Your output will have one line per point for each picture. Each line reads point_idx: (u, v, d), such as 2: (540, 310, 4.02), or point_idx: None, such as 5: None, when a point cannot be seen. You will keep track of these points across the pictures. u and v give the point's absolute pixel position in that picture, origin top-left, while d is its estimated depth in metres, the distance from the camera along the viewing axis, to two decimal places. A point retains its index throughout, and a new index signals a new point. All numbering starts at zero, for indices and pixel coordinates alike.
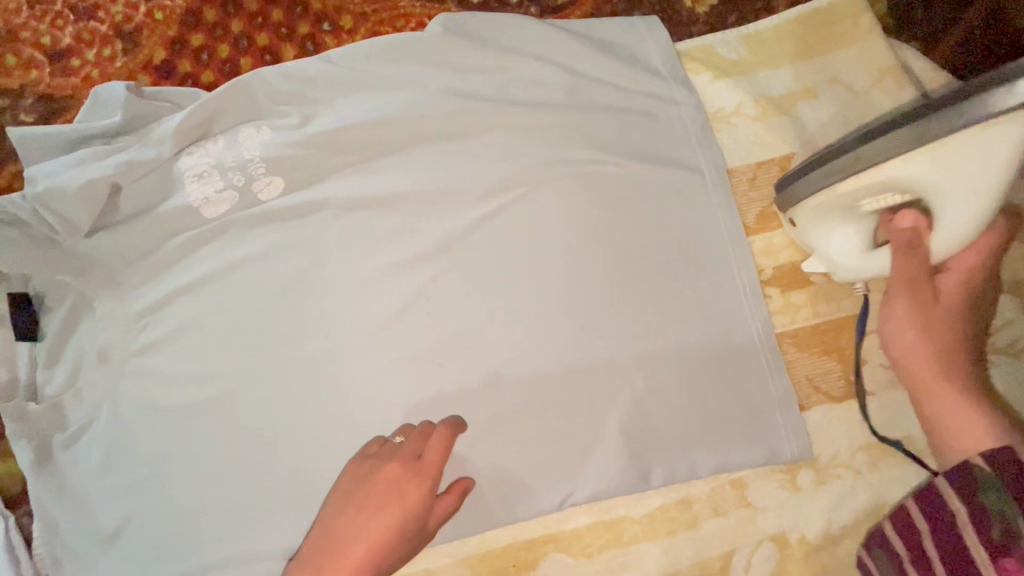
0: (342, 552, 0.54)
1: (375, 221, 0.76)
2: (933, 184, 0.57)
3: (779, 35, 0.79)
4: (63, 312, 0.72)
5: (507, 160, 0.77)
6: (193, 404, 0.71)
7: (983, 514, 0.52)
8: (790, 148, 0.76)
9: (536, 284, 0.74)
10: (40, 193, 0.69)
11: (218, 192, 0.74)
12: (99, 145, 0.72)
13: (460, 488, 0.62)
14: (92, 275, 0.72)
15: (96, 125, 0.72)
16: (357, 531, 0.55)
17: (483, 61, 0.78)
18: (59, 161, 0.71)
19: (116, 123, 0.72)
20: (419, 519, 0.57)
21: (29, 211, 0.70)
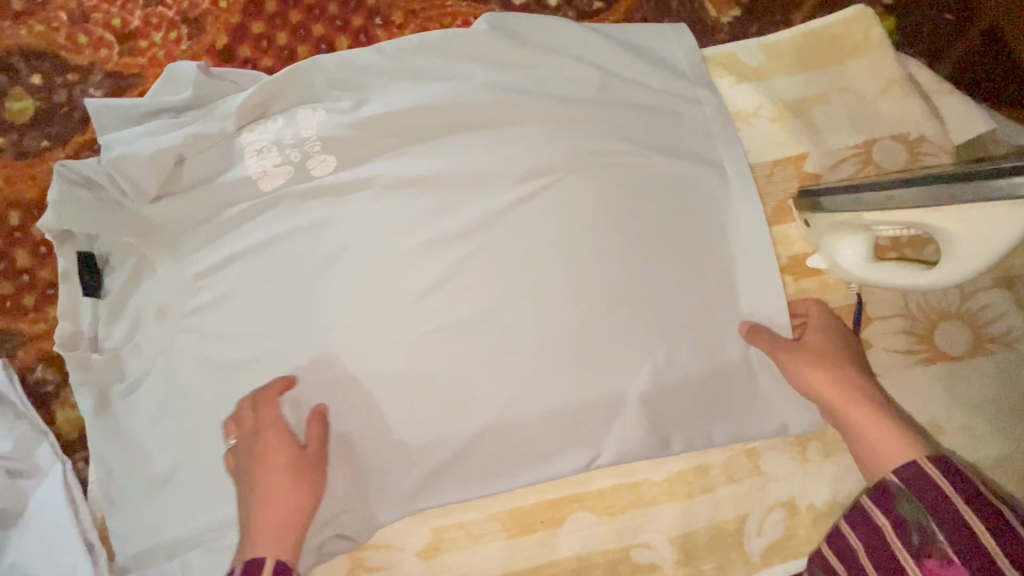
0: (266, 513, 0.66)
1: (416, 201, 0.79)
2: (947, 232, 0.64)
3: (796, 46, 0.85)
4: (124, 272, 0.76)
5: (543, 146, 0.80)
6: (235, 366, 0.74)
7: (903, 522, 0.60)
8: (804, 148, 0.82)
9: (569, 262, 0.78)
10: (117, 161, 0.75)
11: (274, 166, 0.79)
12: (167, 118, 0.78)
13: (318, 417, 0.71)
14: (150, 239, 0.76)
15: (166, 100, 0.78)
16: (269, 495, 0.66)
17: (524, 56, 0.84)
18: (134, 132, 0.77)
19: (186, 99, 0.78)
20: (292, 461, 0.68)
21: (104, 175, 0.76)
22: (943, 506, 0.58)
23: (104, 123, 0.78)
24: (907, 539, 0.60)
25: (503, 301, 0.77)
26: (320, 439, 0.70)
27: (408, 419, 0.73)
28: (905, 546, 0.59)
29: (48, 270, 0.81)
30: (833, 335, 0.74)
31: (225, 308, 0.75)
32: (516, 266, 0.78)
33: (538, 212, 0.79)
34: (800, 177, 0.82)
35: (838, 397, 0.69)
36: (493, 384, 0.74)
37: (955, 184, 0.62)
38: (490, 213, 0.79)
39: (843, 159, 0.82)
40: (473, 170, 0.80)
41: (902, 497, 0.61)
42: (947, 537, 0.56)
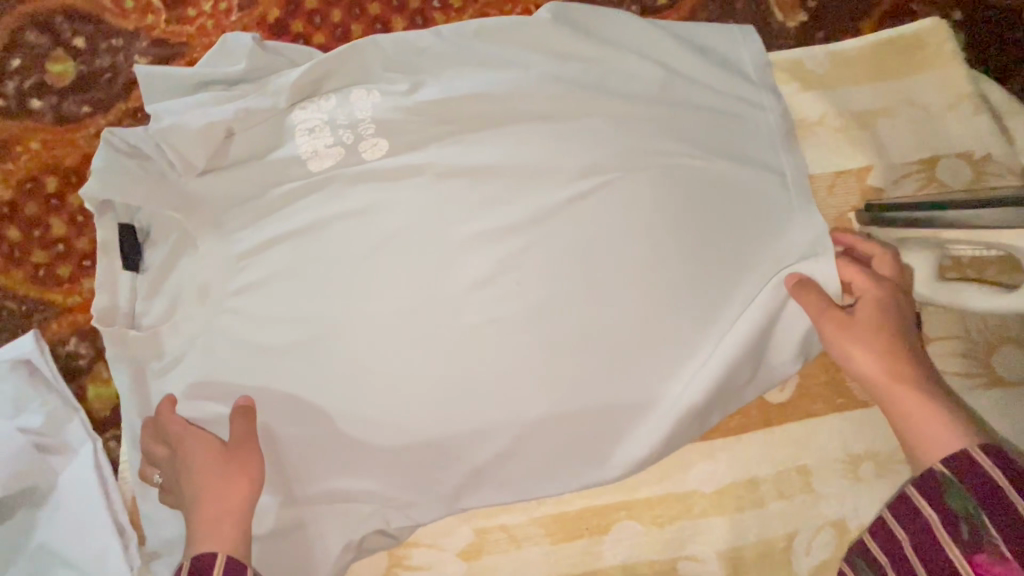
0: (207, 512, 0.63)
1: (470, 189, 0.75)
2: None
3: (864, 56, 0.83)
4: (167, 247, 0.74)
5: (605, 142, 0.78)
6: (275, 353, 0.70)
7: (952, 515, 0.57)
8: (869, 160, 0.81)
9: (623, 264, 0.75)
10: (167, 131, 0.72)
11: (326, 147, 0.76)
12: (219, 91, 0.75)
13: (243, 412, 0.67)
14: (194, 214, 0.73)
15: (219, 72, 0.76)
16: (204, 496, 0.64)
17: (588, 48, 0.81)
18: (185, 102, 0.74)
19: (239, 71, 0.76)
20: (231, 455, 0.66)
21: (152, 146, 0.74)
22: (998, 498, 0.55)
23: (156, 93, 0.76)
24: (957, 535, 0.56)
25: (557, 299, 0.74)
26: (245, 431, 0.66)
27: (455, 416, 0.71)
28: (953, 539, 0.56)
29: (84, 240, 0.79)
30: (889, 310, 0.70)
31: (265, 292, 0.72)
32: (571, 264, 0.75)
33: (594, 209, 0.76)
34: (863, 191, 0.81)
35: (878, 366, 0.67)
36: (543, 385, 0.72)
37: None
38: (547, 207, 0.76)
39: (908, 174, 0.80)
40: (531, 162, 0.77)
41: (951, 489, 0.58)
42: (999, 530, 0.53)
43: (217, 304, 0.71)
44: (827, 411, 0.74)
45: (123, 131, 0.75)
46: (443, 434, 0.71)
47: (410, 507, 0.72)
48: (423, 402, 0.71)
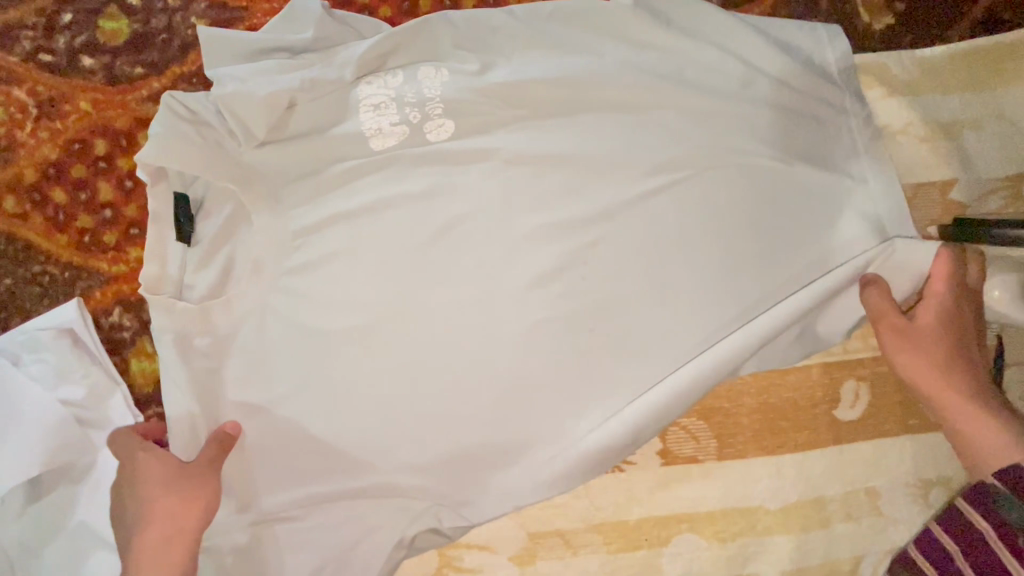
0: (155, 534, 0.64)
1: (539, 177, 0.71)
2: None
3: (952, 63, 0.80)
4: (221, 220, 0.71)
5: (685, 135, 0.73)
6: (330, 339, 0.67)
7: (1006, 526, 0.53)
8: (953, 174, 0.77)
9: (696, 267, 0.70)
10: (230, 99, 0.69)
11: (390, 124, 0.71)
12: (283, 59, 0.72)
13: (218, 440, 0.66)
14: (250, 188, 0.69)
15: (284, 41, 0.73)
16: (155, 518, 0.64)
17: (668, 37, 0.77)
18: (249, 70, 0.71)
19: (305, 41, 0.73)
20: (191, 483, 0.65)
21: (212, 113, 0.71)
22: None
23: (217, 59, 0.73)
24: (1013, 544, 0.52)
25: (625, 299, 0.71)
26: (211, 460, 0.66)
27: (516, 415, 0.68)
28: (1012, 553, 0.52)
29: (132, 208, 0.76)
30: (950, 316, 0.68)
31: (321, 273, 0.68)
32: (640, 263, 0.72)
33: (670, 205, 0.71)
34: (945, 205, 0.77)
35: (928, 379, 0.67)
36: (607, 387, 0.69)
37: None
38: (621, 203, 0.71)
39: (993, 191, 0.77)
40: (605, 152, 0.72)
41: (1000, 497, 0.54)
42: None
43: (271, 284, 0.68)
44: (899, 432, 0.71)
45: (180, 96, 0.71)
46: (502, 432, 0.68)
47: (464, 504, 0.70)
48: (483, 397, 0.68)
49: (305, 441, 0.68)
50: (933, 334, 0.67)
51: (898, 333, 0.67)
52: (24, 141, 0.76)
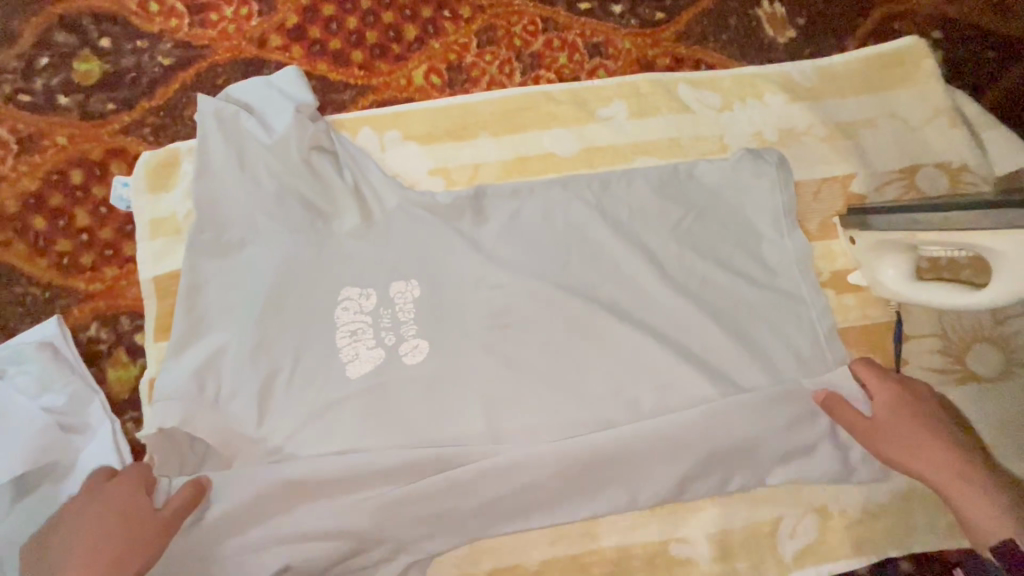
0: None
1: (547, 395, 0.75)
2: (1002, 258, 0.66)
3: (847, 71, 0.89)
4: (200, 238, 0.77)
5: (688, 351, 0.77)
6: (308, 483, 0.71)
7: None
8: (852, 168, 0.85)
9: (615, 274, 0.80)
10: (244, 335, 0.75)
11: (366, 350, 0.76)
12: (245, 116, 0.79)
13: None
14: (213, 217, 0.78)
15: (240, 90, 0.82)
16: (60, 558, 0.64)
17: (658, 212, 0.82)
18: (234, 130, 0.79)
19: (255, 90, 0.81)
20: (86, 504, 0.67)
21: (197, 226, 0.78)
22: None
23: (205, 144, 0.79)
24: None
25: (559, 297, 0.78)
26: None
27: (466, 409, 0.74)
28: None
29: (107, 231, 0.81)
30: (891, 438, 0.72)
31: (286, 274, 0.77)
32: (573, 264, 0.80)
33: (586, 209, 0.82)
34: (847, 197, 0.85)
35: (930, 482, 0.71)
36: (544, 376, 0.76)
37: (1012, 209, 0.64)
38: (633, 436, 0.72)
39: (888, 183, 0.85)
40: (623, 360, 0.77)
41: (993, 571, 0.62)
42: None
43: (252, 277, 0.77)
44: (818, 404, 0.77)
45: (159, 152, 0.82)
46: (446, 421, 0.74)
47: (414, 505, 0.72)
48: (423, 395, 0.75)
49: (266, 437, 0.73)
50: (902, 429, 0.72)
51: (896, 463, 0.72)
52: (7, 174, 0.82)
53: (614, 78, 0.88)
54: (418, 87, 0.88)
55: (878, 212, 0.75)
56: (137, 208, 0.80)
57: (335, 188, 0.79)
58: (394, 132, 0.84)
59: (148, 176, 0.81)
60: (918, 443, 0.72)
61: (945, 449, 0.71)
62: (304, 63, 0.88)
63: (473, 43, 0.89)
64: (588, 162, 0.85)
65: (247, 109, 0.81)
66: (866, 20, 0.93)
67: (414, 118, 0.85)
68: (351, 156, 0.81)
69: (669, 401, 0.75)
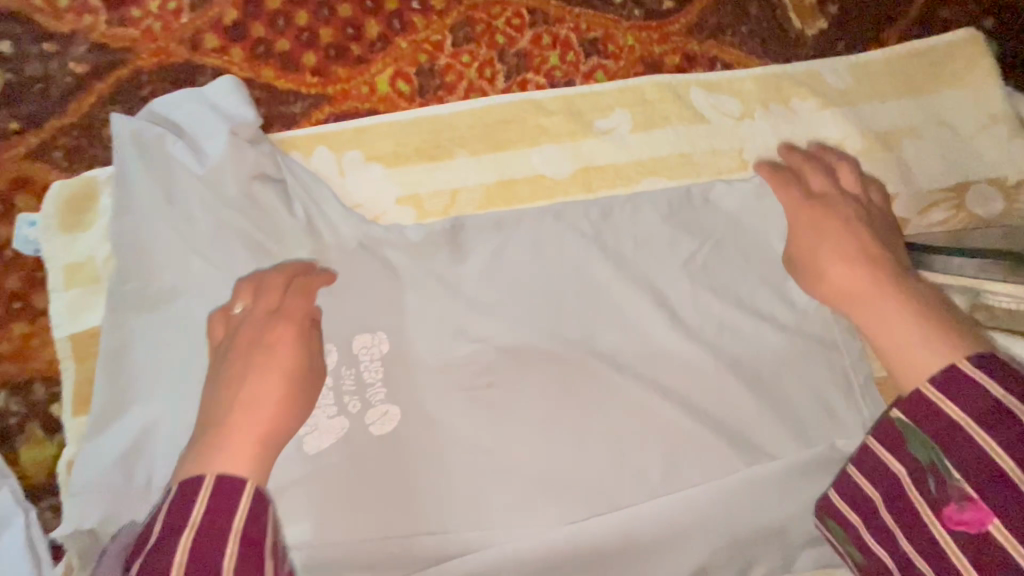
0: (242, 407, 0.51)
1: (539, 473, 0.64)
2: None
3: (888, 69, 0.76)
4: (124, 291, 0.65)
5: (702, 412, 0.67)
6: None
7: (920, 470, 0.49)
8: (893, 187, 0.73)
9: (617, 319, 0.69)
10: (179, 406, 0.63)
11: (326, 420, 0.64)
12: (171, 138, 0.66)
13: None
14: (140, 264, 0.65)
15: (166, 105, 0.68)
16: (229, 407, 0.51)
17: (669, 246, 0.70)
18: (161, 158, 0.66)
19: (184, 106, 0.68)
20: (263, 362, 0.55)
21: (120, 275, 0.65)
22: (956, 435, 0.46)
23: (125, 175, 0.66)
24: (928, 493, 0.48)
25: (552, 349, 0.68)
26: None
27: (445, 489, 0.63)
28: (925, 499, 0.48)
29: (16, 280, 0.68)
30: (831, 245, 0.63)
31: None
32: (569, 308, 0.69)
33: (583, 243, 0.70)
34: None
35: (861, 289, 0.58)
36: (536, 445, 0.65)
37: None
38: (640, 519, 0.63)
39: (935, 204, 0.73)
40: (629, 429, 0.66)
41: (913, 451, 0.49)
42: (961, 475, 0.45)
43: (188, 337, 0.65)
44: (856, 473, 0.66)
45: (71, 182, 0.68)
46: (420, 505, 0.62)
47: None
48: (393, 474, 0.63)
49: None
50: (834, 237, 0.63)
51: (836, 258, 0.61)
52: None
53: (614, 81, 0.75)
54: (383, 96, 0.74)
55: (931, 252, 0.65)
56: (46, 251, 0.67)
57: (286, 226, 0.67)
58: (354, 153, 0.71)
59: (59, 214, 0.67)
60: (843, 281, 0.59)
61: (859, 267, 0.59)
62: (246, 68, 0.73)
63: (448, 41, 0.75)
64: (586, 184, 0.73)
65: (175, 130, 0.67)
66: (910, 7, 0.79)
67: (378, 135, 0.72)
68: (303, 186, 0.68)
69: (682, 475, 0.65)
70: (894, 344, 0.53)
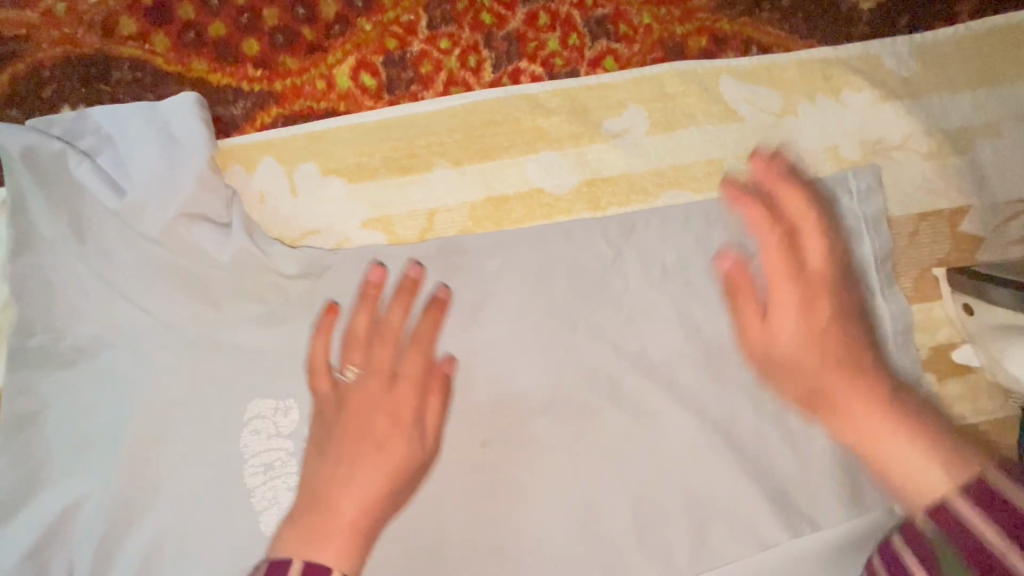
0: (330, 506, 0.41)
1: (541, 552, 0.54)
2: None
3: (960, 53, 0.63)
4: (26, 344, 0.53)
5: (734, 477, 0.55)
6: None
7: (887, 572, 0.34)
8: (963, 198, 0.61)
9: (631, 366, 0.57)
10: (104, 485, 0.52)
11: (286, 492, 0.53)
12: (75, 159, 0.53)
13: None
14: (46, 312, 0.53)
15: (73, 117, 0.55)
16: (322, 491, 0.42)
17: (695, 273, 0.59)
18: (63, 178, 0.53)
19: (97, 119, 0.55)
20: (370, 456, 0.44)
21: (21, 326, 0.53)
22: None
23: (22, 198, 0.53)
24: None
25: (555, 406, 0.56)
26: None
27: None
28: None
29: None
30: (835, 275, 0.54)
31: (161, 392, 0.53)
32: (575, 353, 0.57)
33: (592, 272, 0.58)
34: (956, 239, 0.61)
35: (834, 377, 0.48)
36: (536, 522, 0.54)
37: None
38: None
39: (1014, 218, 0.61)
40: (647, 498, 0.55)
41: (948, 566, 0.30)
42: None
43: (110, 401, 0.53)
44: None
45: None
46: None
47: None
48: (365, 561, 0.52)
49: None
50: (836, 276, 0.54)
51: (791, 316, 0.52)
52: None
53: (627, 70, 0.61)
54: (344, 92, 0.60)
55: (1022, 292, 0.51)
56: None
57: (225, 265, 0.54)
58: (308, 165, 0.58)
59: None
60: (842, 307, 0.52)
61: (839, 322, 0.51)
62: (173, 59, 0.59)
63: (422, 22, 0.61)
64: (593, 200, 0.59)
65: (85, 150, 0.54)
66: None
67: (337, 142, 0.58)
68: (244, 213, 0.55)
69: (710, 550, 0.54)
70: (871, 443, 0.43)
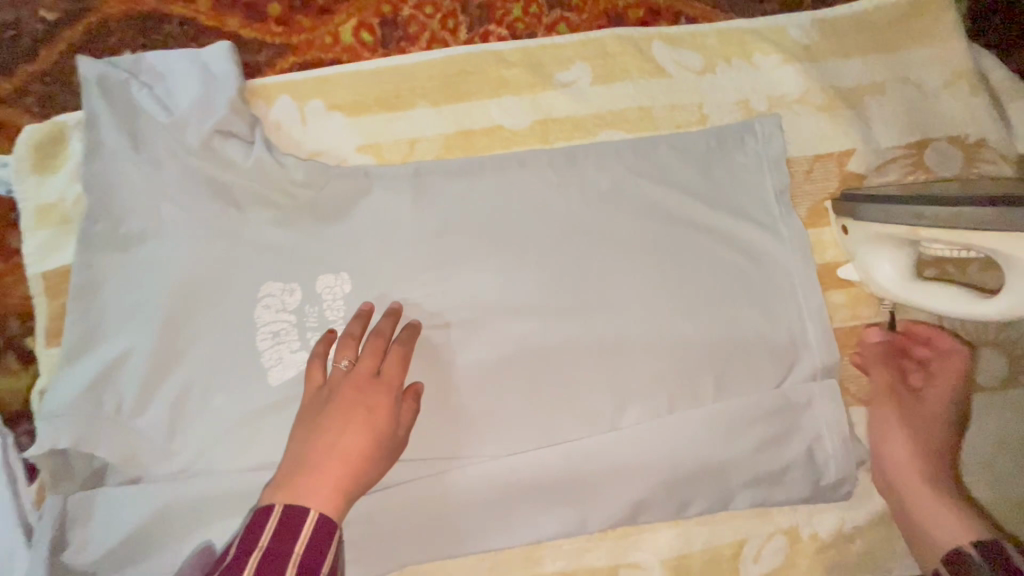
0: (314, 472, 0.53)
1: (489, 411, 0.66)
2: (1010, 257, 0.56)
3: (854, 25, 0.76)
4: (89, 229, 0.67)
5: (653, 357, 0.67)
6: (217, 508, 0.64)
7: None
8: (851, 143, 0.73)
9: (571, 268, 0.69)
10: (142, 339, 0.65)
11: (290, 354, 0.66)
12: (137, 89, 0.68)
13: None
14: (106, 205, 0.67)
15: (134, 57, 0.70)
16: (314, 459, 0.54)
17: (627, 196, 0.71)
18: (125, 103, 0.68)
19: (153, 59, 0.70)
20: (375, 405, 0.58)
21: (88, 215, 0.67)
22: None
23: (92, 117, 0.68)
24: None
25: (507, 297, 0.68)
26: None
27: None
28: None
29: None
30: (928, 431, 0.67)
31: (191, 270, 0.67)
32: (524, 254, 0.69)
33: (540, 192, 0.71)
34: (844, 177, 0.73)
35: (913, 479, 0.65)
36: (486, 388, 0.66)
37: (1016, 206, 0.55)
38: (583, 453, 0.66)
39: (893, 161, 0.73)
40: (579, 374, 0.67)
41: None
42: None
43: (152, 275, 0.67)
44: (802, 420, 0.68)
45: (38, 127, 0.70)
46: None
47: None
48: None
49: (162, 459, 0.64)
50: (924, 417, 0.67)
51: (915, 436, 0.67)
52: None
53: (576, 34, 0.75)
54: (347, 46, 0.75)
55: (878, 205, 0.63)
56: (18, 191, 0.70)
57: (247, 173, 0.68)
58: (316, 102, 0.73)
59: (28, 155, 0.70)
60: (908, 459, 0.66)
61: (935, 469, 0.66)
62: (212, 17, 0.74)
63: None
64: (544, 136, 0.73)
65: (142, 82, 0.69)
66: None
67: (339, 84, 0.73)
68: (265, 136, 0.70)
69: (628, 415, 0.67)
70: (922, 517, 0.63)
